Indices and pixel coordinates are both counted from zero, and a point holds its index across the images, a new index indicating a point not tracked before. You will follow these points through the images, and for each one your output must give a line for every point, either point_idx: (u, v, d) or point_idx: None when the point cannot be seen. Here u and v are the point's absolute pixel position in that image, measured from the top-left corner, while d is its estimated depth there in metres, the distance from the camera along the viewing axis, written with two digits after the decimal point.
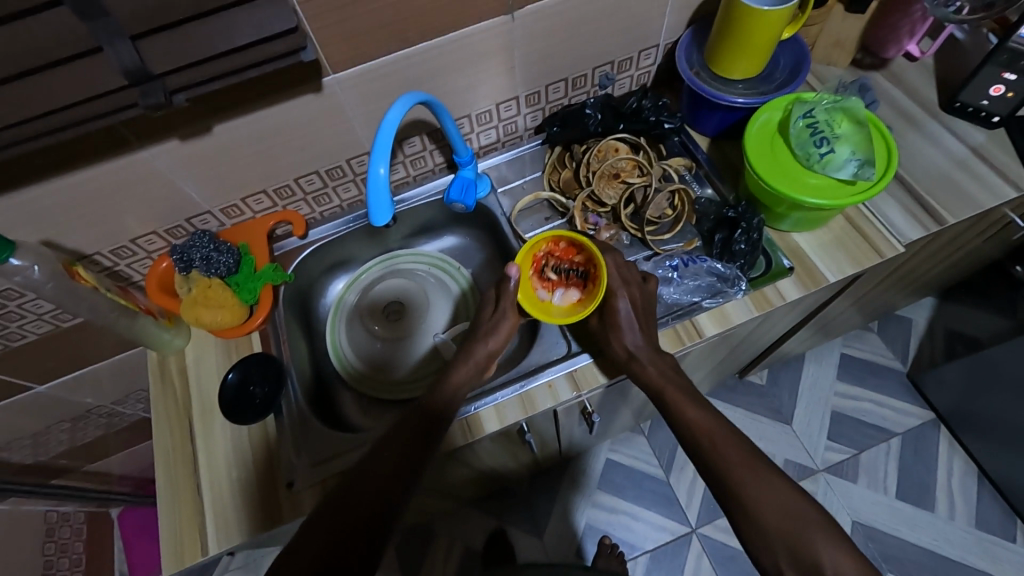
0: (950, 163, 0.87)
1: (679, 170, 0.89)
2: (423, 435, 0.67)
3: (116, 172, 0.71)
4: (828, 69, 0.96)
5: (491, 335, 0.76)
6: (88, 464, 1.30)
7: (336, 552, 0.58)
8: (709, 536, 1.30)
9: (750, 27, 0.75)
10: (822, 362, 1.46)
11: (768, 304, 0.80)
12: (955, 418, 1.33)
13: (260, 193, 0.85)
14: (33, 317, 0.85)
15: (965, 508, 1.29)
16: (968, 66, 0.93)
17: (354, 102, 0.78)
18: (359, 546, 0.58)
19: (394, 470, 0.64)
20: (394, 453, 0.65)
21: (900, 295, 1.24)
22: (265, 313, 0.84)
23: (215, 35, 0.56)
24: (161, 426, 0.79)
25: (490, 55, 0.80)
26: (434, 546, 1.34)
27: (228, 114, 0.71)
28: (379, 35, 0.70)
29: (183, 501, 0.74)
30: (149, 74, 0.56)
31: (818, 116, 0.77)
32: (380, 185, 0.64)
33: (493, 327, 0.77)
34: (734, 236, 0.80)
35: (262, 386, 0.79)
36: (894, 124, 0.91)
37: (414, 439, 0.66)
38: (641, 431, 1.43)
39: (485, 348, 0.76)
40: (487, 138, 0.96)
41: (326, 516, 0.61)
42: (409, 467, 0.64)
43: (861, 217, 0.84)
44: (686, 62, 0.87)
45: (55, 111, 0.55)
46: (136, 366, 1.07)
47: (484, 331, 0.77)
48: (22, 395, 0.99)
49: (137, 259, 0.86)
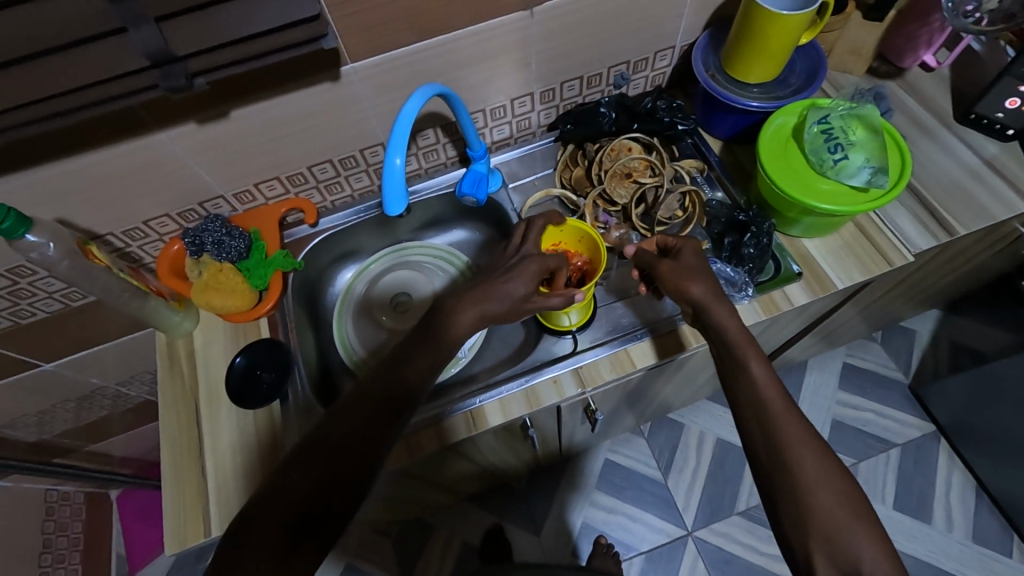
0: (963, 174, 0.87)
1: (690, 172, 0.90)
2: (391, 406, 0.61)
3: (132, 153, 0.71)
4: (843, 76, 0.96)
5: (491, 297, 0.68)
6: (91, 444, 1.31)
7: (312, 511, 0.55)
8: (705, 540, 1.31)
9: (769, 29, 0.75)
10: (825, 370, 1.46)
11: (776, 309, 0.80)
12: (957, 431, 1.33)
13: (273, 181, 0.86)
14: (43, 295, 0.86)
15: (963, 521, 1.29)
16: (984, 78, 0.93)
17: (371, 91, 0.78)
18: (322, 521, 0.55)
19: (358, 438, 0.58)
20: (353, 421, 0.59)
21: (908, 305, 1.24)
22: (275, 298, 0.85)
23: (235, 21, 0.56)
24: (168, 406, 0.80)
25: (508, 49, 0.80)
26: (431, 539, 1.35)
27: (244, 99, 0.71)
28: (399, 25, 0.70)
29: (187, 484, 0.75)
30: (173, 57, 0.56)
31: (833, 122, 0.77)
32: (396, 175, 0.65)
33: (505, 286, 0.69)
34: (744, 240, 0.80)
35: (269, 372, 0.80)
36: (907, 134, 0.91)
37: (384, 404, 0.61)
38: (641, 432, 1.43)
39: (487, 307, 0.67)
40: (499, 134, 0.96)
41: (302, 474, 0.56)
42: (376, 429, 0.59)
43: (871, 225, 0.84)
44: (702, 64, 0.87)
45: (73, 92, 0.56)
46: (142, 348, 1.07)
47: (492, 285, 0.69)
48: (28, 373, 1.00)
49: (148, 241, 0.86)
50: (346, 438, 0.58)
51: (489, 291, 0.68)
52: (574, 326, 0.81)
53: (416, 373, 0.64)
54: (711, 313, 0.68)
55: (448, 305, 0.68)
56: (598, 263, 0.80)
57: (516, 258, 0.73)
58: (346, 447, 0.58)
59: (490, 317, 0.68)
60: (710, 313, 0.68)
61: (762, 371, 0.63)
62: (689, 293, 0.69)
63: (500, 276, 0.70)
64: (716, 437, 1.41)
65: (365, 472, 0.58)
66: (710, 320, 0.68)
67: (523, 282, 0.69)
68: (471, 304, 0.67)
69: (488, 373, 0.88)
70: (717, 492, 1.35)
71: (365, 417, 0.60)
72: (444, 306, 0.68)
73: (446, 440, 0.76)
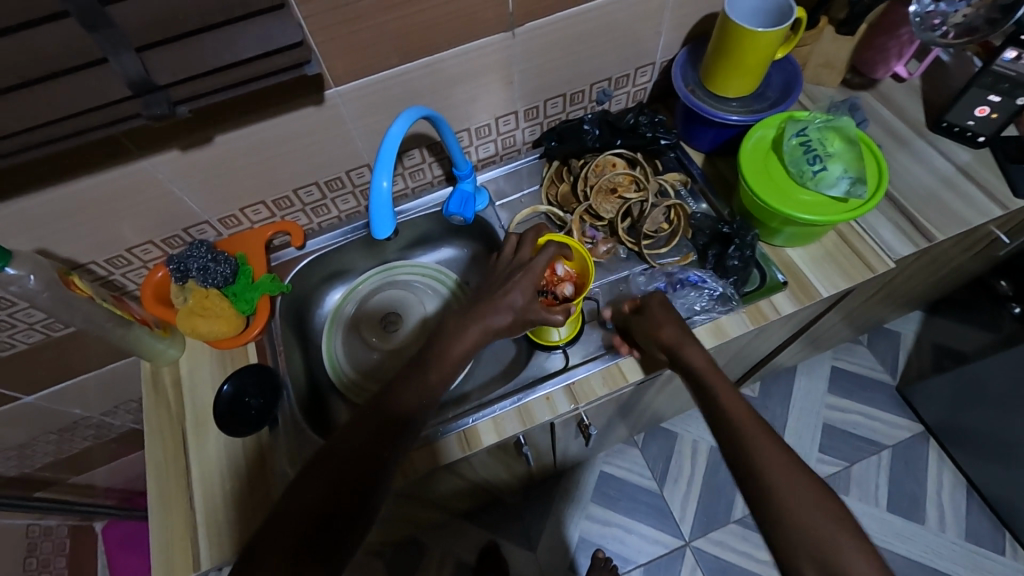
0: (938, 181, 0.89)
1: (674, 185, 0.91)
2: (395, 427, 0.61)
3: (115, 181, 0.71)
4: (818, 88, 0.99)
5: (492, 314, 0.68)
6: (73, 476, 1.28)
7: (317, 537, 0.54)
8: (702, 549, 1.30)
9: (745, 45, 0.76)
10: (813, 375, 1.48)
11: (763, 318, 0.81)
12: (944, 431, 1.35)
13: (258, 204, 0.85)
14: (23, 326, 0.84)
15: (955, 521, 1.30)
16: (953, 88, 0.96)
17: (356, 113, 0.78)
18: (328, 543, 0.54)
19: (362, 460, 0.58)
20: (353, 443, 0.59)
21: (890, 308, 1.26)
22: (262, 322, 0.84)
23: (217, 49, 0.56)
24: (153, 436, 0.78)
25: (491, 69, 0.81)
26: (426, 560, 1.33)
27: (229, 124, 0.71)
28: (382, 48, 0.71)
29: (175, 516, 0.73)
30: (155, 85, 0.56)
31: (811, 135, 0.79)
32: (383, 198, 0.65)
33: (505, 299, 0.69)
34: (728, 252, 0.81)
35: (257, 398, 0.78)
36: (882, 143, 0.93)
37: (388, 426, 0.61)
38: (634, 443, 1.43)
39: (490, 322, 0.68)
40: (485, 152, 0.97)
41: (312, 493, 0.56)
42: (379, 452, 0.59)
43: (852, 232, 0.86)
44: (682, 80, 0.89)
45: (53, 122, 0.55)
46: (126, 376, 1.05)
47: (492, 303, 0.69)
48: (8, 406, 0.97)
49: (132, 269, 0.85)
50: (350, 460, 0.58)
51: (489, 305, 0.69)
52: (564, 340, 0.81)
53: (415, 396, 0.64)
54: (683, 354, 0.70)
55: (450, 325, 0.68)
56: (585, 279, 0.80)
57: (512, 274, 0.72)
58: (348, 469, 0.57)
59: (493, 332, 0.69)
60: (682, 354, 0.70)
61: (731, 399, 0.66)
62: (660, 338, 0.73)
63: (497, 291, 0.70)
64: (709, 445, 1.41)
65: (368, 494, 0.57)
66: (683, 361, 0.71)
67: (521, 292, 0.70)
68: (473, 321, 0.68)
69: (480, 392, 0.88)
70: (712, 500, 1.35)
71: (365, 439, 0.60)
72: (446, 327, 0.68)
73: (439, 462, 0.75)
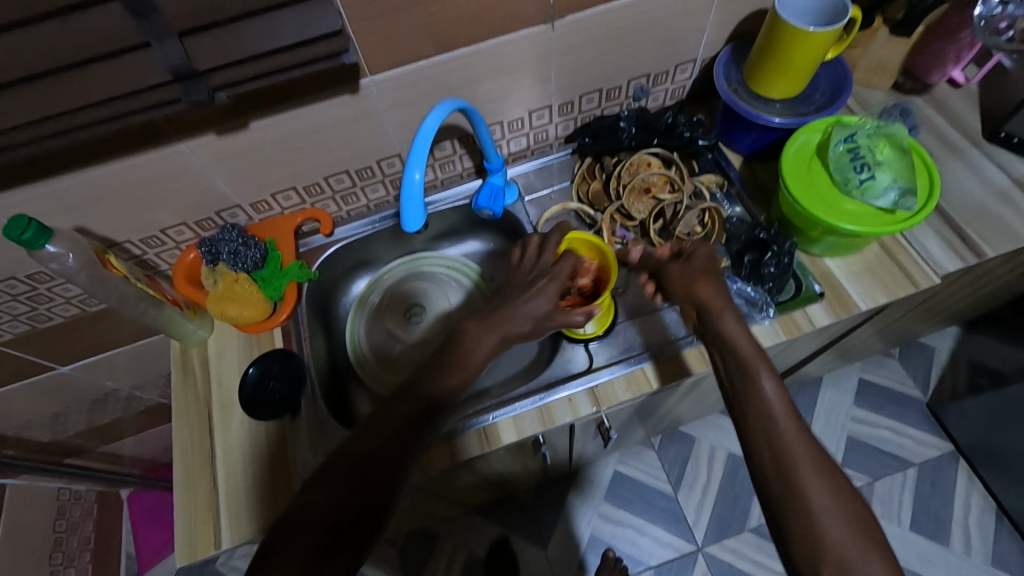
0: (992, 195, 0.85)
1: (710, 187, 0.89)
2: (416, 429, 0.61)
3: (151, 164, 0.71)
4: (869, 92, 0.94)
5: (510, 319, 0.68)
6: (103, 445, 1.32)
7: (335, 537, 0.54)
8: (715, 557, 1.28)
9: (795, 45, 0.73)
10: (840, 386, 1.44)
11: (796, 330, 0.78)
12: (977, 452, 1.30)
13: (289, 191, 0.86)
14: (60, 301, 0.87)
15: (981, 545, 1.26)
16: (1013, 96, 0.90)
17: (390, 103, 0.77)
18: (349, 541, 0.54)
19: (382, 463, 0.58)
20: (372, 445, 0.59)
21: (928, 322, 1.21)
22: (289, 309, 0.85)
23: (255, 36, 0.56)
24: (180, 414, 0.80)
25: (528, 61, 0.79)
26: (437, 549, 1.34)
27: (263, 111, 0.71)
28: (420, 37, 0.70)
29: (198, 494, 0.75)
30: (194, 71, 0.56)
31: (859, 141, 0.76)
32: (415, 190, 0.64)
33: (527, 307, 0.68)
34: (764, 259, 0.78)
35: (281, 383, 0.79)
36: (934, 152, 0.89)
37: (407, 429, 0.60)
38: (651, 445, 1.41)
39: (507, 329, 0.67)
40: (517, 146, 0.95)
41: (334, 495, 0.56)
42: (397, 455, 0.59)
43: (896, 245, 0.83)
44: (724, 79, 0.86)
45: (93, 106, 0.56)
46: (155, 353, 1.08)
47: (513, 308, 0.68)
48: (43, 376, 1.01)
49: (165, 249, 0.86)
50: (370, 461, 0.58)
51: (508, 312, 0.68)
52: (596, 333, 0.81)
53: (435, 392, 0.63)
54: (719, 322, 0.68)
55: (469, 329, 0.68)
56: (608, 271, 0.80)
57: (540, 277, 0.72)
58: (367, 466, 0.58)
59: (511, 339, 0.68)
60: (721, 326, 0.67)
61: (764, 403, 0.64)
62: (698, 295, 0.70)
63: (517, 298, 0.70)
64: (727, 452, 1.38)
65: (389, 492, 0.57)
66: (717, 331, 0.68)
67: (544, 300, 0.69)
68: (491, 328, 0.67)
69: (501, 388, 0.88)
70: (728, 508, 1.33)
71: (384, 442, 0.59)
72: (464, 330, 0.68)
73: (457, 458, 0.75)
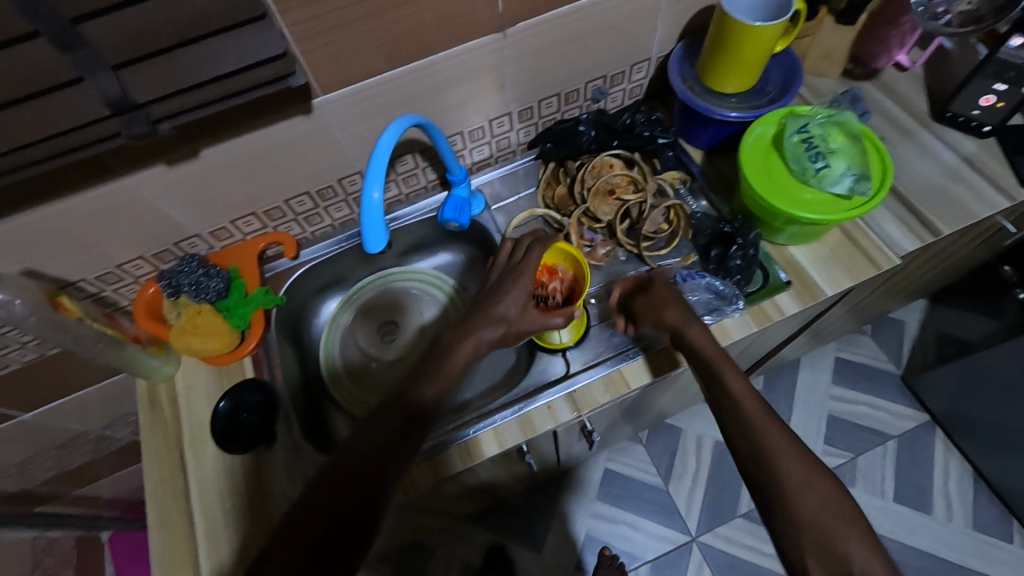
0: (942, 173, 0.87)
1: (674, 183, 0.89)
2: (401, 434, 0.61)
3: (99, 200, 0.69)
4: (820, 80, 0.96)
5: (487, 325, 0.68)
6: (77, 488, 1.27)
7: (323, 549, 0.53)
8: (709, 545, 1.30)
9: (744, 38, 0.74)
10: (817, 367, 1.46)
11: (767, 320, 0.79)
12: (950, 421, 1.33)
13: (250, 216, 0.84)
14: (16, 346, 0.83)
15: (962, 510, 1.30)
16: (956, 76, 0.93)
17: (345, 121, 0.76)
18: (341, 549, 0.53)
19: (371, 470, 0.57)
20: (360, 453, 0.58)
21: (895, 297, 1.24)
22: (258, 336, 0.82)
23: (195, 64, 0.54)
24: (150, 455, 0.77)
25: (481, 69, 0.79)
26: (432, 563, 1.32)
27: (213, 137, 0.69)
28: (369, 54, 0.69)
29: (174, 533, 0.72)
30: (135, 103, 0.54)
31: (813, 131, 0.78)
32: (374, 209, 0.63)
33: (497, 309, 0.69)
34: (730, 252, 0.80)
35: (253, 415, 0.76)
36: (886, 135, 0.91)
37: (388, 439, 0.60)
38: (639, 439, 1.41)
39: (485, 334, 0.68)
40: (479, 154, 0.95)
41: (321, 503, 0.55)
42: (379, 463, 0.58)
43: (856, 229, 0.84)
44: (679, 76, 0.86)
45: (29, 146, 0.54)
46: (123, 391, 1.04)
47: (485, 315, 0.69)
48: (5, 424, 0.97)
49: (124, 284, 0.84)
50: (355, 471, 0.57)
51: (481, 318, 0.69)
52: (566, 344, 0.81)
53: (415, 405, 0.63)
54: (688, 335, 0.69)
55: (448, 336, 0.69)
56: (582, 281, 0.80)
57: (505, 281, 0.72)
58: (347, 489, 0.56)
59: (487, 344, 0.68)
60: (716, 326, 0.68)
61: (740, 385, 0.65)
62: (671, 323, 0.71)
63: (492, 299, 0.70)
64: (713, 440, 1.40)
65: (372, 512, 0.56)
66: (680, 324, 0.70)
67: (514, 302, 0.70)
68: (468, 334, 0.68)
69: (481, 400, 0.87)
70: (719, 494, 1.34)
71: (372, 449, 0.59)
72: (443, 337, 0.69)
73: (441, 474, 0.74)
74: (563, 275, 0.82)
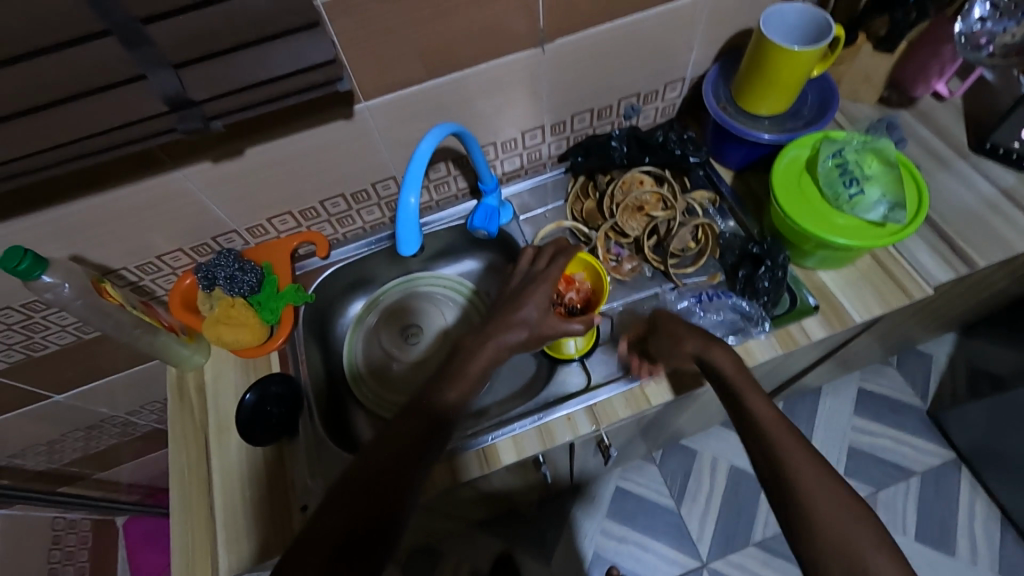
0: (979, 204, 0.86)
1: (702, 203, 0.89)
2: (423, 440, 0.61)
3: (147, 192, 0.72)
4: (856, 105, 0.96)
5: (507, 331, 0.69)
6: (99, 472, 1.30)
7: (347, 551, 0.53)
8: (721, 571, 1.27)
9: (781, 62, 0.74)
10: (839, 396, 1.43)
11: (793, 343, 0.79)
12: (978, 459, 1.29)
13: (285, 215, 0.86)
14: (56, 328, 0.86)
15: (987, 553, 1.25)
16: (996, 108, 0.92)
17: (384, 127, 0.78)
18: (366, 553, 0.53)
19: (392, 476, 0.58)
20: (381, 459, 0.59)
21: (923, 328, 1.22)
22: (286, 330, 0.85)
23: (249, 66, 0.57)
24: (177, 442, 0.80)
25: (518, 82, 0.80)
26: (439, 570, 1.32)
27: (258, 137, 0.72)
28: (411, 63, 0.71)
29: (197, 521, 0.74)
30: (191, 100, 0.57)
31: (847, 156, 0.77)
32: (410, 213, 0.65)
33: (518, 315, 0.70)
34: (758, 273, 0.79)
35: (279, 407, 0.78)
36: (922, 164, 0.90)
37: (412, 443, 0.61)
38: (652, 459, 1.40)
39: (506, 340, 0.69)
40: (510, 165, 0.96)
41: (345, 505, 0.56)
42: (402, 467, 0.59)
43: (888, 256, 0.83)
44: (713, 97, 0.87)
45: (91, 137, 0.57)
46: (150, 378, 1.07)
47: (506, 320, 0.70)
48: (39, 404, 1.00)
49: (161, 275, 0.86)
50: (377, 475, 0.58)
51: (502, 324, 0.70)
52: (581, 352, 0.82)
53: (438, 411, 0.64)
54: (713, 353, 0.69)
55: (467, 344, 0.69)
56: (600, 294, 0.82)
57: (527, 288, 0.73)
58: (371, 492, 0.57)
59: (506, 350, 0.69)
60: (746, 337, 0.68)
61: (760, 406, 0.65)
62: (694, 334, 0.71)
63: (512, 306, 0.71)
64: (729, 464, 1.38)
65: (395, 514, 0.56)
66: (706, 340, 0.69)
67: (535, 307, 0.71)
68: (488, 339, 0.69)
69: (499, 408, 0.88)
70: (733, 519, 1.32)
71: (392, 455, 0.59)
72: (463, 345, 0.69)
73: (457, 478, 0.75)
74: (580, 285, 0.84)
